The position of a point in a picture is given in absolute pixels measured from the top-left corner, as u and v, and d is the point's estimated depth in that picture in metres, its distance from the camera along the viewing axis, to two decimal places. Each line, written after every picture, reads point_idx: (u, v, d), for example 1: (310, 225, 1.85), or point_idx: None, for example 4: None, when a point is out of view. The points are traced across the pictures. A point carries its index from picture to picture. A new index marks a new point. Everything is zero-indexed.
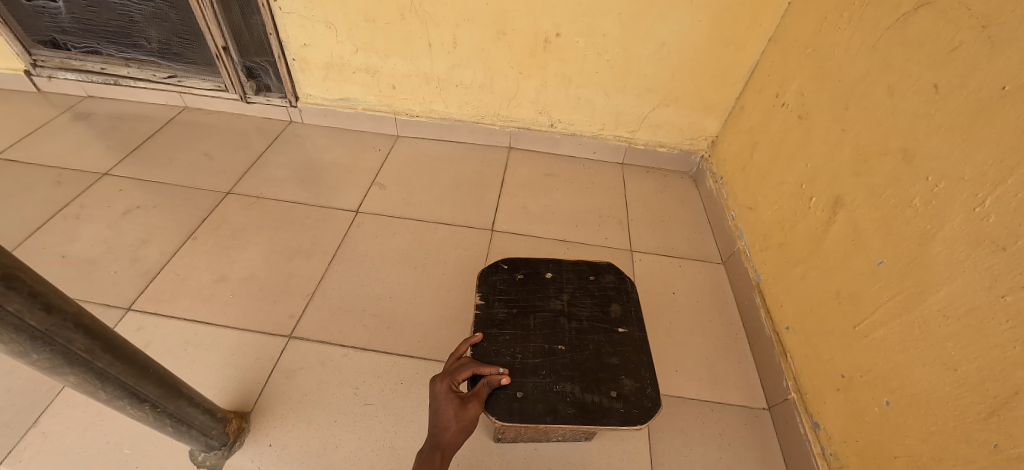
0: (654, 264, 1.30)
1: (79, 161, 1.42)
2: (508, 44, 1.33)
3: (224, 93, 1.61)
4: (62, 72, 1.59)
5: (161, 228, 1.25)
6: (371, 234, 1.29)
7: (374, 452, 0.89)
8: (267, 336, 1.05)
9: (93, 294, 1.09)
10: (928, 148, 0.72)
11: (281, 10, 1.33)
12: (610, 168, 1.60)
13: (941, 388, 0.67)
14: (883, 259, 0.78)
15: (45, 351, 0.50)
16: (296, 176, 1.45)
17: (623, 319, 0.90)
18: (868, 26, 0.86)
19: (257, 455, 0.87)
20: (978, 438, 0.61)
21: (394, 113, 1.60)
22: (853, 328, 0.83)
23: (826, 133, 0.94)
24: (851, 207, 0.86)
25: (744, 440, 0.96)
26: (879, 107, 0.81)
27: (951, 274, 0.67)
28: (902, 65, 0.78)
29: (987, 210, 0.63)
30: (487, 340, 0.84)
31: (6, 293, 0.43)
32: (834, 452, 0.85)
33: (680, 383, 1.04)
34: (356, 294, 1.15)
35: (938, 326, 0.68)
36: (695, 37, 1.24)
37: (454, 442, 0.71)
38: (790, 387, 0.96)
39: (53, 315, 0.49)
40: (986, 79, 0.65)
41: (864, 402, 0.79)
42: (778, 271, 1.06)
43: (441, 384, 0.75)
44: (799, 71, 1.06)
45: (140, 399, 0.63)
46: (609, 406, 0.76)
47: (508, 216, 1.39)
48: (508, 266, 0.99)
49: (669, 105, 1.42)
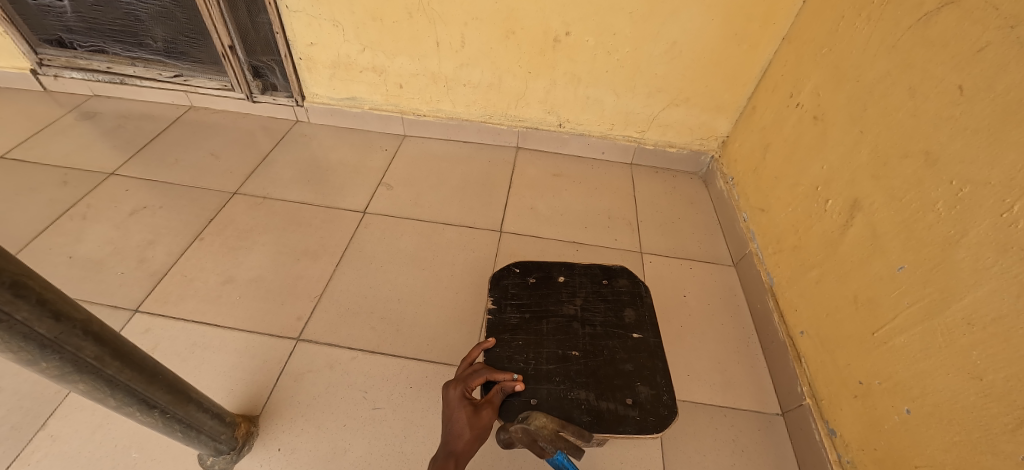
0: (664, 266, 1.28)
1: (85, 161, 1.41)
2: (517, 43, 1.32)
3: (230, 93, 1.60)
4: (67, 71, 1.59)
5: (167, 229, 1.25)
6: (379, 235, 1.28)
7: (384, 457, 0.88)
8: (275, 339, 1.04)
9: (100, 296, 1.09)
10: (952, 152, 0.70)
11: (287, 9, 1.32)
12: (619, 168, 1.59)
13: (966, 398, 0.65)
14: (904, 264, 0.76)
15: (54, 359, 0.49)
16: (303, 176, 1.45)
17: (637, 324, 0.89)
18: (887, 26, 0.84)
19: (266, 460, 0.86)
20: (1004, 450, 0.59)
21: (400, 113, 1.58)
22: (872, 334, 0.81)
23: (843, 134, 0.92)
24: (869, 211, 0.84)
25: (758, 446, 0.95)
26: (900, 108, 0.80)
27: (976, 281, 0.65)
28: (925, 66, 0.76)
29: (1014, 216, 0.61)
30: (499, 346, 0.84)
31: (15, 302, 0.43)
32: (851, 459, 0.83)
33: (693, 388, 1.02)
34: (364, 296, 1.14)
35: (962, 335, 0.66)
36: (707, 35, 1.22)
37: (467, 450, 0.70)
38: (804, 393, 0.95)
39: (62, 323, 0.48)
40: (1013, 80, 0.63)
41: (882, 409, 0.78)
42: (792, 275, 1.05)
43: (453, 391, 0.75)
44: (814, 71, 1.04)
45: (150, 405, 0.62)
46: (625, 414, 0.75)
47: (516, 216, 1.38)
48: (520, 269, 0.98)
49: (680, 105, 1.41)
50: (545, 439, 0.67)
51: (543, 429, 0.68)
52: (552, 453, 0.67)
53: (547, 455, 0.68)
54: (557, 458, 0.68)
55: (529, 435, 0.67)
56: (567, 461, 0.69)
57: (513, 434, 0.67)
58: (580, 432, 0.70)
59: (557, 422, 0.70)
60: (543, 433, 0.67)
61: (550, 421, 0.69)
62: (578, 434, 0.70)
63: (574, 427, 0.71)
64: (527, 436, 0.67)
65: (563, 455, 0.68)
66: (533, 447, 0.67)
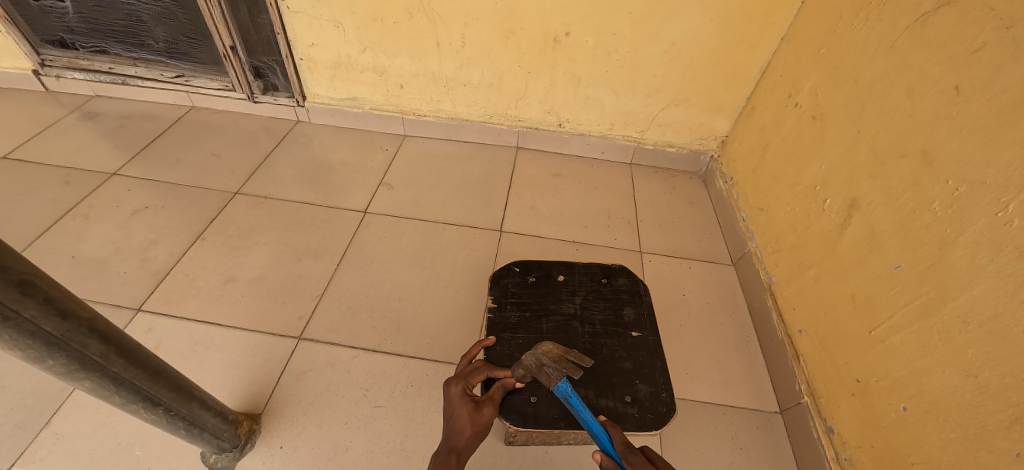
0: (664, 265, 1.29)
1: (87, 161, 1.42)
2: (517, 43, 1.32)
3: (231, 93, 1.61)
4: (69, 72, 1.59)
5: (169, 228, 1.25)
6: (380, 234, 1.29)
7: (385, 454, 0.89)
8: (277, 337, 1.05)
9: (103, 295, 1.10)
10: (949, 151, 0.70)
11: (289, 9, 1.33)
12: (619, 168, 1.59)
13: (962, 395, 0.66)
14: (902, 263, 0.77)
15: (61, 357, 0.50)
16: (304, 176, 1.45)
17: (636, 323, 0.90)
18: (885, 26, 0.85)
19: (269, 458, 0.87)
20: (1000, 447, 0.60)
21: (401, 113, 1.59)
22: (869, 332, 0.82)
23: (842, 134, 0.93)
24: (867, 210, 0.85)
25: (756, 443, 0.95)
26: (898, 108, 0.80)
27: (972, 280, 0.66)
28: (922, 66, 0.77)
29: (1010, 215, 0.62)
30: (499, 344, 0.85)
31: (22, 300, 0.43)
32: (849, 457, 0.84)
33: (692, 386, 1.03)
34: (365, 295, 1.14)
35: (958, 333, 0.67)
36: (706, 36, 1.23)
37: (469, 446, 0.71)
38: (802, 391, 0.96)
39: (68, 321, 0.48)
40: (1009, 80, 0.63)
41: (880, 407, 0.79)
42: (791, 274, 1.05)
43: (455, 388, 0.76)
44: (812, 71, 1.05)
45: (154, 403, 0.63)
46: (624, 412, 0.76)
47: (516, 216, 1.39)
48: (520, 268, 0.98)
49: (679, 105, 1.41)
50: (550, 360, 0.75)
51: (547, 353, 0.77)
52: (557, 375, 0.73)
53: (553, 381, 0.73)
54: (562, 386, 0.72)
55: (535, 357, 0.75)
56: (572, 392, 0.73)
57: (524, 360, 0.75)
58: (580, 360, 0.79)
59: (560, 350, 0.79)
60: (548, 355, 0.76)
61: (553, 347, 0.79)
62: (578, 360, 0.79)
63: (574, 354, 0.80)
64: (535, 359, 0.75)
65: (566, 381, 0.73)
66: (540, 372, 0.73)
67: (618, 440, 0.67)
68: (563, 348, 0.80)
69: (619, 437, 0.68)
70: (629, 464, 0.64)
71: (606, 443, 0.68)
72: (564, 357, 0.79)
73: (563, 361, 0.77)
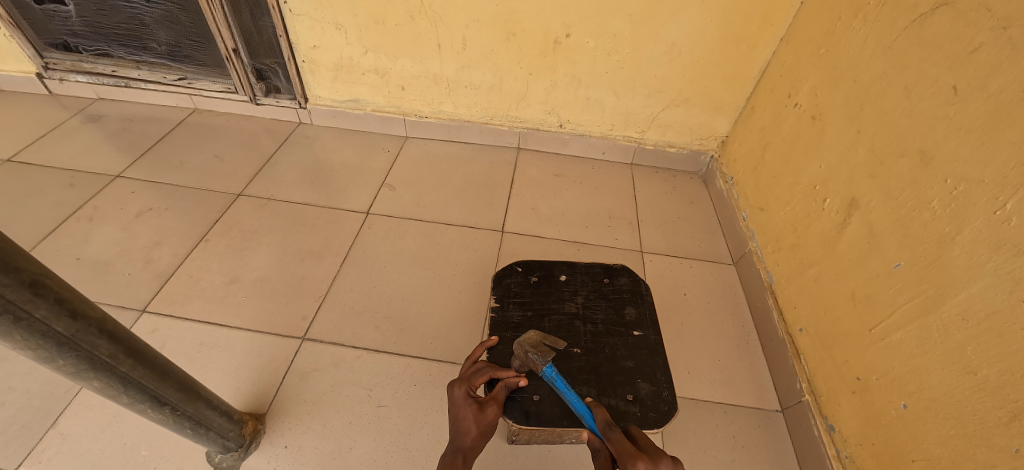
0: (664, 265, 1.30)
1: (91, 163, 1.43)
2: (518, 44, 1.33)
3: (233, 95, 1.61)
4: (72, 75, 1.61)
5: (173, 230, 1.26)
6: (382, 235, 1.30)
7: (389, 453, 0.90)
8: (281, 338, 1.06)
9: (108, 296, 1.11)
10: (946, 151, 0.71)
11: (291, 12, 1.34)
12: (620, 168, 1.60)
13: (960, 392, 0.66)
14: (900, 261, 0.78)
15: (70, 357, 0.51)
16: (307, 178, 1.46)
17: (638, 322, 0.90)
18: (883, 27, 0.86)
19: (273, 457, 0.88)
20: (998, 443, 0.60)
21: (403, 115, 1.60)
22: (870, 330, 0.82)
23: (840, 133, 0.94)
24: (866, 209, 0.85)
25: (757, 441, 0.96)
26: (896, 108, 0.81)
27: (970, 278, 0.66)
28: (919, 66, 0.78)
29: (1008, 213, 0.62)
30: (503, 344, 0.86)
31: (34, 301, 0.44)
32: (850, 454, 0.85)
33: (693, 385, 1.03)
34: (369, 295, 1.15)
35: (956, 330, 0.68)
36: (706, 36, 1.24)
37: (475, 446, 0.72)
38: (803, 389, 0.96)
39: (78, 322, 0.49)
40: (1006, 81, 0.64)
41: (880, 404, 0.79)
42: (791, 272, 1.06)
43: (458, 390, 0.76)
44: (811, 71, 1.06)
45: (162, 402, 0.63)
46: (625, 410, 0.77)
47: (518, 217, 1.39)
48: (522, 268, 0.99)
49: (679, 105, 1.42)
50: (533, 347, 0.79)
51: (528, 340, 0.81)
52: (540, 360, 0.77)
53: (538, 366, 0.77)
54: (548, 369, 0.76)
55: (521, 346, 0.80)
56: (558, 374, 0.76)
57: (514, 352, 0.81)
58: (557, 342, 0.84)
59: (539, 336, 0.84)
60: (530, 343, 0.81)
61: (533, 334, 0.83)
62: (554, 343, 0.83)
63: (551, 337, 0.84)
64: (521, 349, 0.80)
65: (549, 364, 0.77)
66: (528, 360, 0.78)
67: (600, 419, 0.70)
68: (541, 333, 0.85)
69: (603, 416, 0.71)
70: (608, 439, 0.66)
71: (590, 424, 0.71)
72: (543, 342, 0.83)
73: (542, 345, 0.81)
